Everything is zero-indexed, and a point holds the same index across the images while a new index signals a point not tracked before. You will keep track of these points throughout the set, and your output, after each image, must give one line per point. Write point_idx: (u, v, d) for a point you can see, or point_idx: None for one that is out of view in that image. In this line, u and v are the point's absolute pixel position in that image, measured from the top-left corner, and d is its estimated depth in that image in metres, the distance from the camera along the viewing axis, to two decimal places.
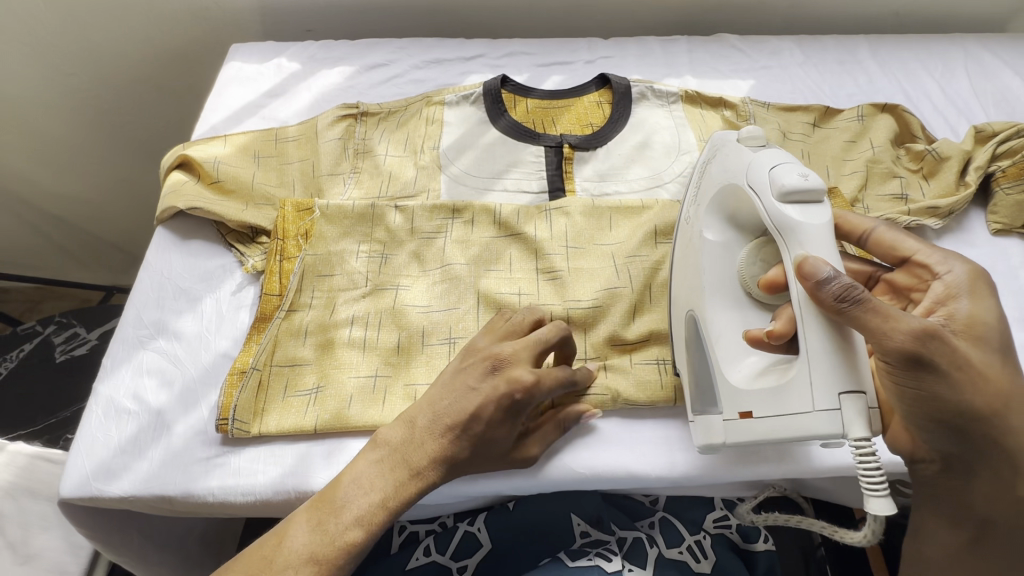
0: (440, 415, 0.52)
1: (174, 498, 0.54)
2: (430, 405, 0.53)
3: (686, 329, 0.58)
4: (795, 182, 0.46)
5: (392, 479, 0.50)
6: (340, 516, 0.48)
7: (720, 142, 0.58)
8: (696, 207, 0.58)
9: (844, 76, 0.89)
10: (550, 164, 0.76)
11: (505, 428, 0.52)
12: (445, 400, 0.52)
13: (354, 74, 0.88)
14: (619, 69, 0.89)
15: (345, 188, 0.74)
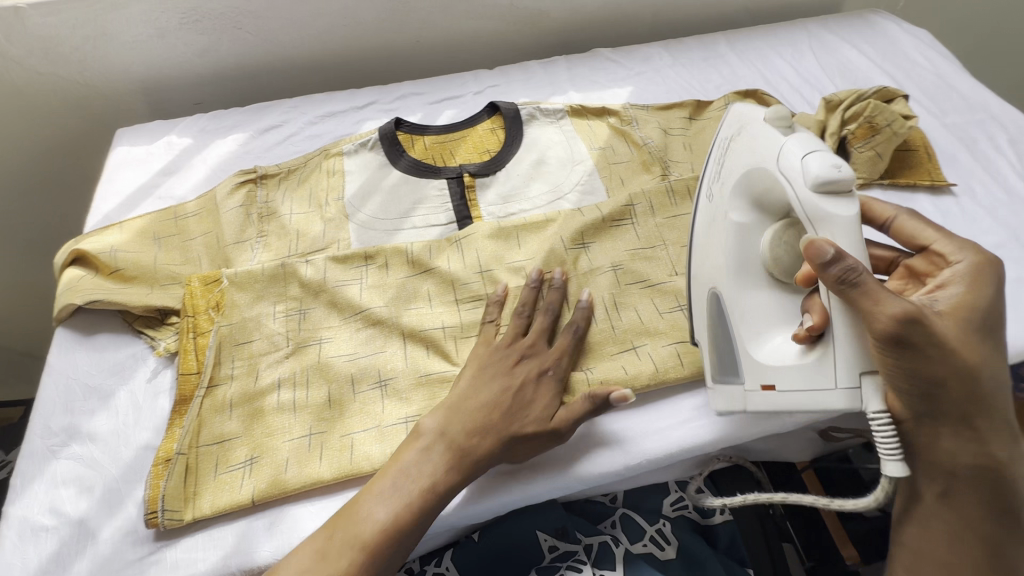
0: (480, 417, 0.57)
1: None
2: (459, 415, 0.57)
3: (709, 306, 0.61)
4: (825, 173, 0.48)
5: (389, 507, 0.52)
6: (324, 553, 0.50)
7: (745, 119, 0.58)
8: (721, 187, 0.60)
9: (710, 71, 0.98)
10: (453, 195, 0.79)
11: (548, 398, 0.60)
12: (475, 407, 0.58)
13: (248, 140, 0.88)
14: (507, 95, 0.94)
15: (253, 254, 0.74)
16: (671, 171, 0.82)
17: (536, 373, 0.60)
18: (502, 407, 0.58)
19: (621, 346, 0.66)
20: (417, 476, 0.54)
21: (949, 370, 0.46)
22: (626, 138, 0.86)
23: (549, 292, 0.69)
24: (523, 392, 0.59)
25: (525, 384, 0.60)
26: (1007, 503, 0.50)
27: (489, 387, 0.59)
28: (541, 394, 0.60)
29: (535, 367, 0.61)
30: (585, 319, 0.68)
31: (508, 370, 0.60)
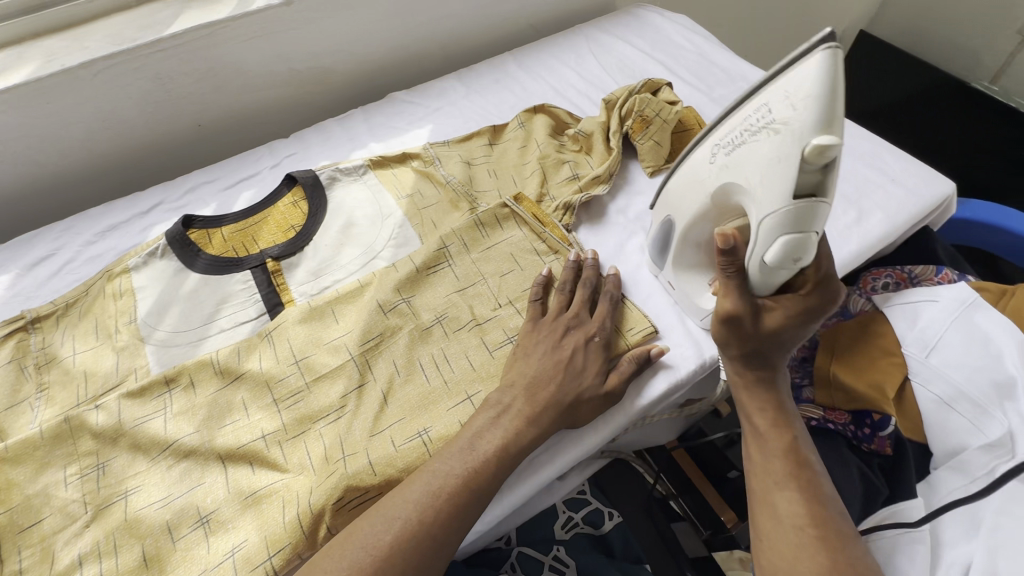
0: (504, 446, 0.57)
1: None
2: (485, 438, 0.57)
3: (663, 229, 0.68)
4: (780, 254, 0.49)
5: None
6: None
7: (796, 128, 0.45)
8: (728, 155, 0.53)
9: (504, 92, 1.01)
10: (260, 285, 0.74)
11: (583, 388, 0.61)
12: (482, 443, 0.56)
13: (15, 280, 0.78)
14: (306, 161, 0.91)
15: (34, 413, 0.64)
16: (479, 202, 0.83)
17: (581, 348, 0.63)
18: (573, 383, 0.61)
19: (457, 397, 0.64)
20: (360, 563, 0.49)
21: (759, 341, 0.55)
22: (431, 179, 0.86)
23: (374, 362, 0.66)
24: (580, 361, 0.63)
25: (569, 369, 0.62)
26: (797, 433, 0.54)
27: (521, 402, 0.59)
28: (587, 362, 0.63)
29: (575, 350, 0.63)
30: (415, 377, 0.65)
31: (518, 391, 0.60)
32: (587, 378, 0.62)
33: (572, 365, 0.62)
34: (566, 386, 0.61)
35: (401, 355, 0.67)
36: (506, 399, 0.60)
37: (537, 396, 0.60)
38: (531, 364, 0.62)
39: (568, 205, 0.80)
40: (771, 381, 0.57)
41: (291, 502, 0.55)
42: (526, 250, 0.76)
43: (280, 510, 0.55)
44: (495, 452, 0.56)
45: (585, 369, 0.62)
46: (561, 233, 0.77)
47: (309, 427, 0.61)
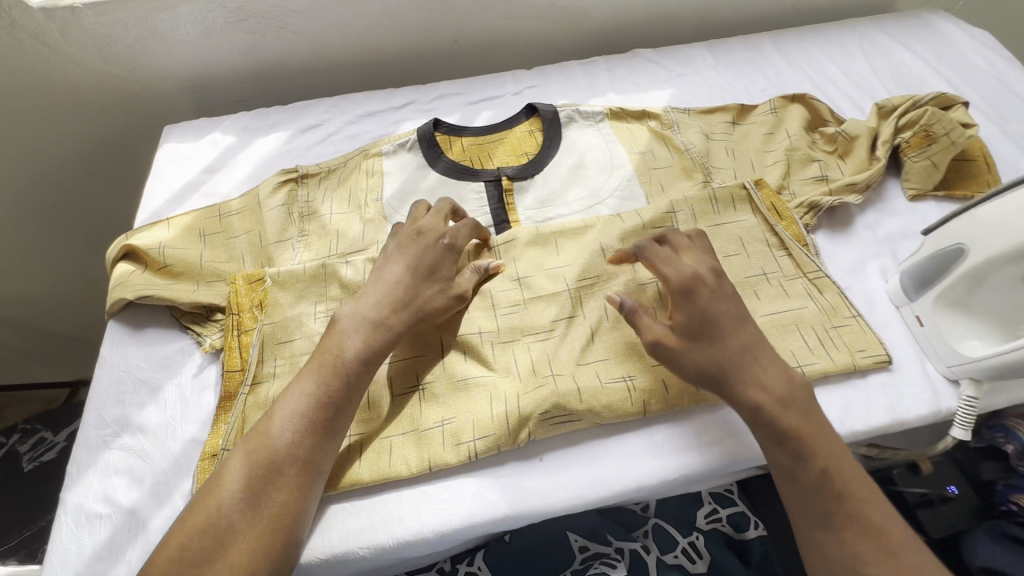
0: (350, 358, 0.58)
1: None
2: (316, 377, 0.57)
3: (941, 252, 0.62)
4: None
5: (259, 455, 0.53)
6: (232, 474, 0.52)
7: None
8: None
9: (755, 73, 0.95)
10: (491, 199, 0.79)
11: (422, 288, 0.62)
12: (335, 361, 0.58)
13: (289, 138, 0.89)
14: (545, 96, 0.93)
15: (295, 253, 0.75)
16: (713, 178, 0.80)
17: (429, 253, 0.64)
18: (435, 284, 0.64)
19: None
20: (285, 432, 0.54)
21: (715, 377, 0.56)
22: (666, 142, 0.84)
23: (587, 301, 0.68)
24: (430, 260, 0.64)
25: (435, 266, 0.64)
26: (820, 464, 0.54)
27: (390, 310, 0.61)
28: (436, 260, 0.64)
29: (424, 255, 0.64)
30: (623, 323, 0.66)
31: (383, 297, 0.62)
32: (451, 288, 0.64)
33: (423, 266, 0.64)
34: (423, 296, 0.62)
35: (614, 302, 0.68)
36: (355, 317, 0.60)
37: (392, 300, 0.61)
38: (386, 275, 0.63)
39: (813, 205, 0.74)
40: (769, 402, 0.55)
41: (500, 399, 0.60)
42: (756, 237, 0.73)
43: (489, 399, 0.61)
44: (361, 372, 0.58)
45: (445, 278, 0.65)
46: (798, 231, 0.73)
47: (518, 337, 0.65)
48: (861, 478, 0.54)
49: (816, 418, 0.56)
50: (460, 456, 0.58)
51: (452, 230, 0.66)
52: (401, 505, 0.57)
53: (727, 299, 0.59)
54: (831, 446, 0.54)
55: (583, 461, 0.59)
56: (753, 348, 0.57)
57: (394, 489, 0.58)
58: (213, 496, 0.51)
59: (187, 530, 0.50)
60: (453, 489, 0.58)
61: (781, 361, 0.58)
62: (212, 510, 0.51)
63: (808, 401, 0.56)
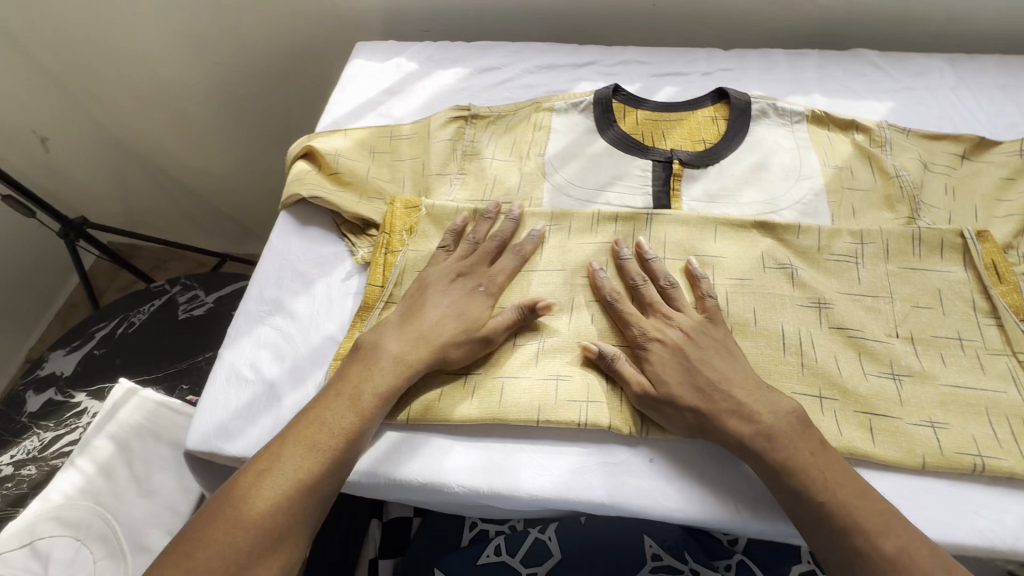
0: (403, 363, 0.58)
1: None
2: (363, 385, 0.57)
3: None
4: None
5: (312, 446, 0.54)
6: (282, 463, 0.53)
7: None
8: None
9: (1006, 103, 0.79)
10: (656, 180, 0.74)
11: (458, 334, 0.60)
12: (383, 373, 0.58)
13: (467, 76, 0.90)
14: (739, 83, 0.85)
15: (451, 189, 0.76)
16: (920, 215, 0.69)
17: (449, 310, 0.62)
18: (439, 349, 0.59)
19: (807, 390, 0.58)
20: (331, 433, 0.55)
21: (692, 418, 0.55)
22: (872, 162, 0.73)
23: (734, 297, 0.64)
24: (472, 307, 0.62)
25: (432, 330, 0.60)
26: (812, 488, 0.51)
27: (422, 349, 0.59)
28: (474, 309, 0.62)
29: (437, 314, 0.62)
30: (771, 347, 0.60)
31: (419, 333, 0.60)
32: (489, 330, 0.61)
33: (468, 318, 0.61)
34: (455, 335, 0.60)
35: (765, 307, 0.63)
36: (397, 339, 0.60)
37: (406, 349, 0.59)
38: (416, 313, 0.62)
39: None
40: (742, 443, 0.53)
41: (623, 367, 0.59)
42: (960, 295, 0.62)
43: (608, 376, 0.60)
44: (386, 401, 0.57)
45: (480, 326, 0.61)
46: (1020, 301, 0.61)
47: None
48: (886, 515, 0.50)
49: (833, 460, 0.52)
50: (569, 417, 0.57)
51: (501, 274, 0.66)
52: (502, 455, 0.57)
53: (716, 351, 0.58)
54: (827, 479, 0.51)
55: (695, 470, 0.56)
56: (734, 395, 0.55)
57: (498, 437, 0.58)
58: (267, 473, 0.52)
59: (231, 516, 0.50)
60: (556, 458, 0.57)
61: (771, 392, 0.55)
62: (269, 484, 0.52)
63: (806, 455, 0.52)
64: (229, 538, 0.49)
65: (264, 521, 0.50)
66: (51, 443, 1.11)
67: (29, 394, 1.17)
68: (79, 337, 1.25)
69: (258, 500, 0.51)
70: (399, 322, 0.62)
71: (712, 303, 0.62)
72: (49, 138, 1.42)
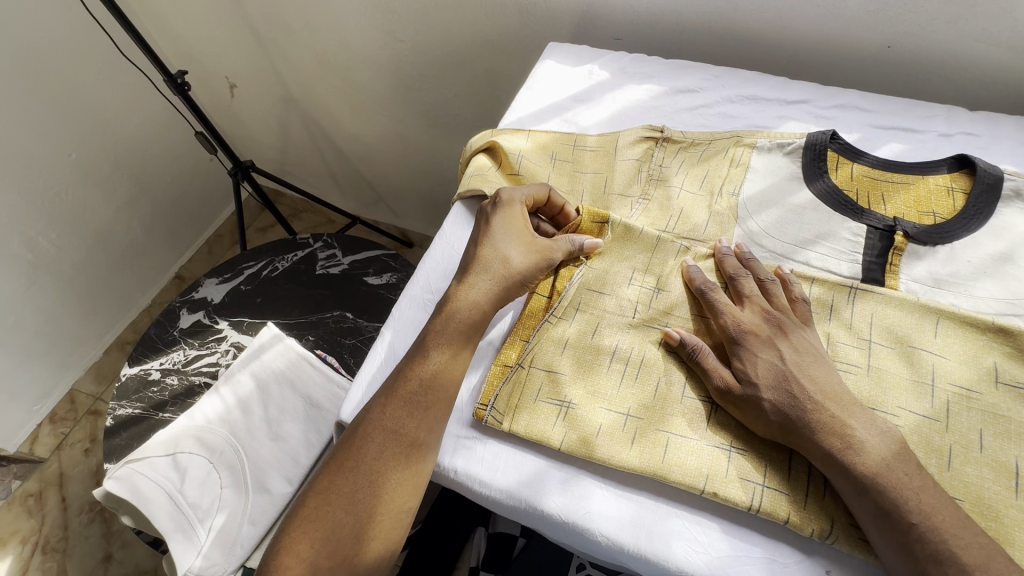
0: (476, 303, 0.61)
1: (439, 470, 0.58)
2: (434, 337, 0.59)
3: None
4: None
5: (398, 394, 0.57)
6: (375, 414, 0.56)
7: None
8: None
9: None
10: (870, 249, 0.65)
11: (520, 254, 0.63)
12: (454, 322, 0.60)
13: (661, 94, 0.85)
14: (985, 153, 0.73)
15: (631, 213, 0.72)
16: None
17: (501, 239, 0.64)
18: (503, 276, 0.62)
19: None
20: (412, 382, 0.57)
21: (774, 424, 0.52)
22: None
23: (956, 410, 0.54)
24: (519, 230, 0.64)
25: (492, 264, 0.62)
26: (904, 507, 0.46)
27: (487, 288, 0.61)
28: (517, 230, 0.64)
29: (501, 242, 0.63)
30: (1001, 483, 0.50)
31: (481, 273, 0.62)
32: (536, 255, 0.64)
33: (519, 237, 0.64)
34: (514, 258, 0.63)
35: (997, 433, 0.52)
36: (460, 287, 0.62)
37: (470, 286, 0.61)
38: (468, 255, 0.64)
39: None
40: (827, 453, 0.49)
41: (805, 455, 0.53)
42: None
43: (688, 368, 0.58)
44: (460, 347, 0.60)
45: (543, 247, 0.64)
46: None
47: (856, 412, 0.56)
48: (986, 550, 0.44)
49: (930, 486, 0.47)
50: (740, 497, 0.51)
51: (524, 194, 0.67)
52: (658, 514, 0.53)
53: (812, 363, 0.55)
54: (922, 502, 0.46)
55: None
56: (830, 409, 0.51)
57: (652, 493, 0.54)
58: (361, 428, 0.56)
59: (339, 471, 0.54)
60: (715, 535, 0.51)
61: (870, 413, 0.51)
62: (365, 438, 0.55)
63: (897, 472, 0.48)
64: (344, 493, 0.53)
65: (371, 469, 0.54)
66: (193, 361, 1.23)
67: (183, 311, 1.30)
68: (230, 271, 1.35)
69: (362, 453, 0.54)
70: (463, 272, 0.63)
71: (806, 307, 0.59)
72: (237, 86, 1.59)
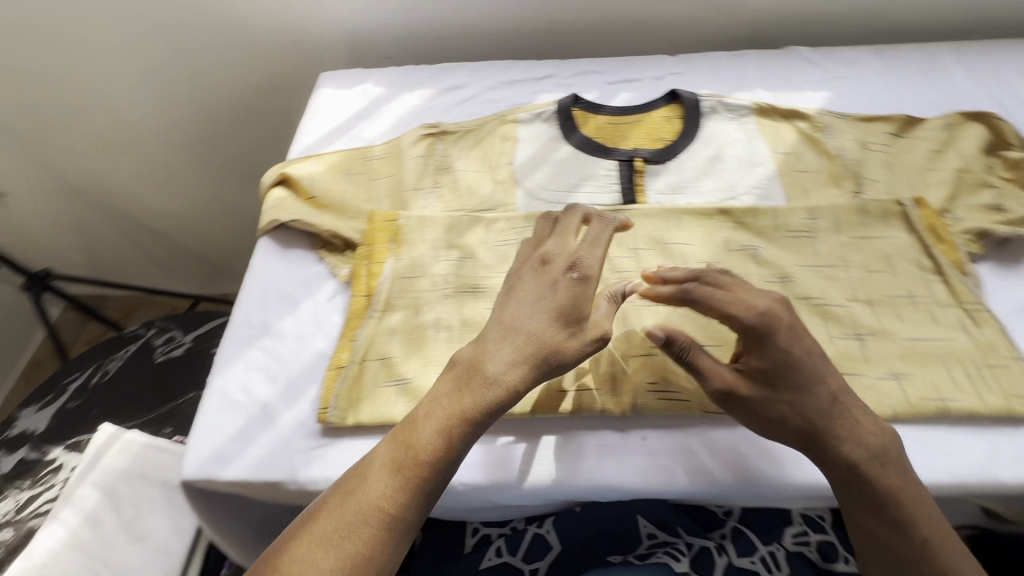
0: (492, 397, 0.53)
1: (281, 484, 0.58)
2: (426, 436, 0.52)
3: None
4: None
5: (391, 492, 0.50)
6: (360, 517, 0.49)
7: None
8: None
9: (928, 85, 0.86)
10: (622, 179, 0.78)
11: (589, 333, 0.54)
12: (449, 423, 0.52)
13: (433, 96, 0.93)
14: (688, 84, 0.91)
15: (427, 202, 0.79)
16: (863, 189, 0.75)
17: (546, 311, 0.54)
18: (531, 358, 0.53)
19: None
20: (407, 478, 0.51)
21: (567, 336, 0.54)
22: (816, 147, 0.79)
23: None
24: (576, 302, 0.54)
25: (538, 349, 0.53)
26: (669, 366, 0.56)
27: (511, 378, 0.53)
28: (582, 300, 0.54)
29: (539, 314, 0.54)
30: None
31: (492, 358, 0.53)
32: (593, 335, 0.54)
33: (580, 311, 0.54)
34: (579, 338, 0.54)
35: None
36: (492, 372, 0.53)
37: (491, 369, 0.53)
38: (513, 330, 0.54)
39: (982, 233, 0.68)
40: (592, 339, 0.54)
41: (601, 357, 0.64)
42: (906, 258, 0.67)
43: None
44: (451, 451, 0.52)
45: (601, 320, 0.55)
46: (957, 258, 0.67)
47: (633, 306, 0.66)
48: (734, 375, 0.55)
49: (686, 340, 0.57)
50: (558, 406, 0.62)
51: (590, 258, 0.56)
52: (527, 452, 0.62)
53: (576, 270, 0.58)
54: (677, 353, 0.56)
55: (691, 453, 0.61)
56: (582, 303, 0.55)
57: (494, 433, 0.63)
58: (345, 532, 0.49)
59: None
60: (550, 447, 0.62)
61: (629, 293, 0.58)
62: (349, 547, 0.48)
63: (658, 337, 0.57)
64: None
65: (398, 534, 0.50)
66: (25, 505, 1.06)
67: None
68: (50, 392, 1.19)
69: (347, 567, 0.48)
70: (472, 355, 0.54)
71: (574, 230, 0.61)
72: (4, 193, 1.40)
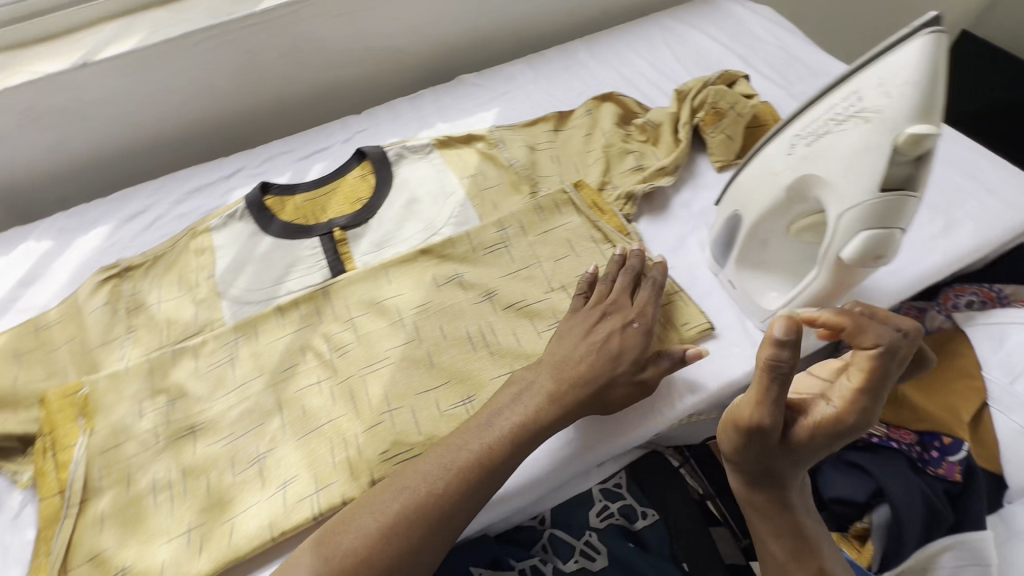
0: (521, 427, 0.58)
1: None
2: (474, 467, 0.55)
3: (728, 222, 0.69)
4: (857, 246, 0.53)
5: (404, 529, 0.51)
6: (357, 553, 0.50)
7: (888, 116, 0.49)
8: (808, 146, 0.56)
9: (572, 80, 1.00)
10: (327, 252, 0.78)
11: (621, 371, 0.62)
12: (480, 470, 0.55)
13: (113, 231, 0.85)
14: (375, 138, 0.94)
15: (123, 352, 0.71)
16: (539, 188, 0.83)
17: (586, 342, 0.63)
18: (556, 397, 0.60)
19: (502, 369, 0.66)
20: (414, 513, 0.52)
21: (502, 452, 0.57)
22: (493, 161, 0.86)
23: (421, 324, 0.69)
24: (621, 347, 0.62)
25: (587, 374, 0.61)
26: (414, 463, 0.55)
27: (530, 414, 0.58)
28: (625, 346, 0.63)
29: (586, 343, 0.63)
30: (462, 351, 0.67)
31: (528, 395, 0.60)
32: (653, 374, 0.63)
33: (624, 353, 0.62)
34: (615, 367, 0.62)
35: (449, 320, 0.69)
36: (524, 407, 0.59)
37: (510, 410, 0.59)
38: (576, 353, 0.62)
39: (630, 195, 0.79)
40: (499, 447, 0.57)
41: (341, 443, 0.61)
42: (583, 237, 0.76)
43: None
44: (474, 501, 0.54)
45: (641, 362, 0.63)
46: (620, 223, 0.77)
47: (358, 378, 0.65)
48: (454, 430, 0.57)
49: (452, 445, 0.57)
50: (303, 514, 0.57)
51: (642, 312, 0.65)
52: None
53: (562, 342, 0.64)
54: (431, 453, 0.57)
55: None
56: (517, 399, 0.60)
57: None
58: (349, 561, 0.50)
59: None
60: None
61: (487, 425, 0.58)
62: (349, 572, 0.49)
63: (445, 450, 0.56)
64: None
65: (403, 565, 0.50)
66: None
67: None
68: None
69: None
70: (527, 392, 0.60)
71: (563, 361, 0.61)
72: None
